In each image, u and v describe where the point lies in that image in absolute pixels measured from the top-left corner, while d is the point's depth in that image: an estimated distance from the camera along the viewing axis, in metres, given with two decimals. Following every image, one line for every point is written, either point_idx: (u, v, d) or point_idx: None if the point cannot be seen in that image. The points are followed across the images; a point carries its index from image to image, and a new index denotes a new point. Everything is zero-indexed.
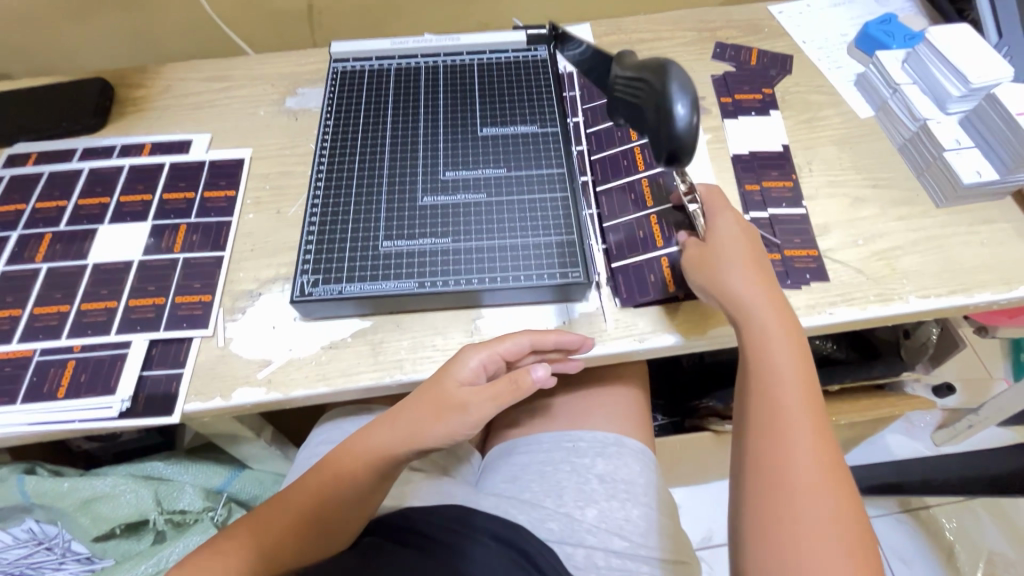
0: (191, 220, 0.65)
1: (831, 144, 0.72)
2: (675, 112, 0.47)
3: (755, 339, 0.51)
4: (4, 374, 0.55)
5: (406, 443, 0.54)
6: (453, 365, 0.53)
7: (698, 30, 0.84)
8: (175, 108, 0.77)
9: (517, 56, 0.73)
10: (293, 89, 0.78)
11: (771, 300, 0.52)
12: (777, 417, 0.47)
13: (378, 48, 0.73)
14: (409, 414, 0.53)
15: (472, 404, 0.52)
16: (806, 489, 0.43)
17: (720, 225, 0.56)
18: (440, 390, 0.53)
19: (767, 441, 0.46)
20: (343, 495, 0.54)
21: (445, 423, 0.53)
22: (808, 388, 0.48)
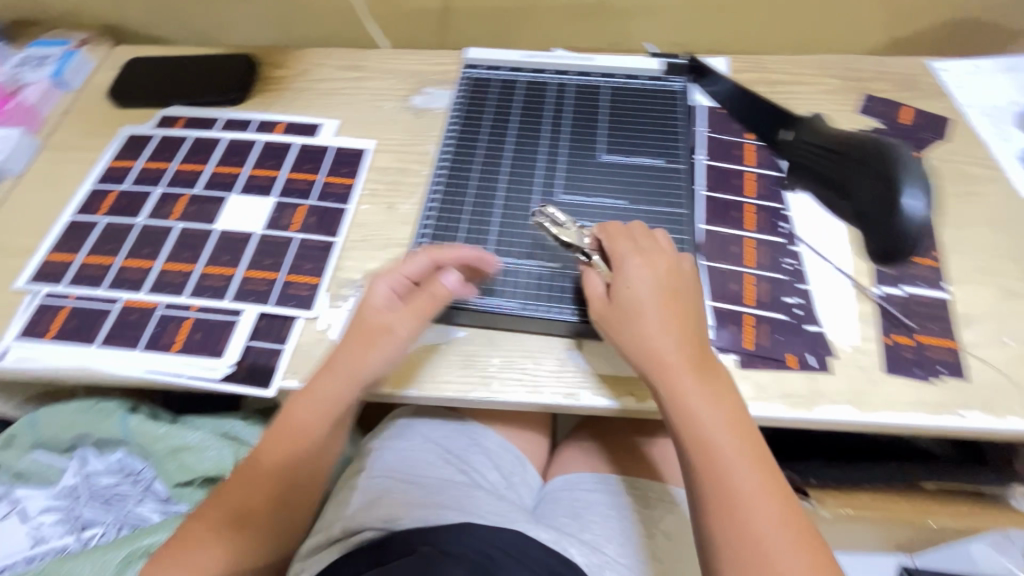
0: (311, 202, 0.68)
1: (986, 225, 0.64)
2: (907, 205, 0.58)
3: (683, 413, 0.48)
4: (130, 320, 0.60)
5: (327, 400, 0.54)
6: (366, 297, 0.55)
7: (845, 78, 0.79)
8: (309, 91, 0.81)
9: (649, 84, 0.71)
10: (420, 87, 0.80)
11: (696, 373, 0.49)
12: (730, 483, 0.45)
13: (510, 59, 0.73)
14: (346, 352, 0.54)
15: (393, 321, 0.54)
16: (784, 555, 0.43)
17: (632, 268, 0.52)
18: (360, 334, 0.54)
19: (738, 531, 0.44)
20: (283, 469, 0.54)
21: (378, 353, 0.54)
22: (742, 429, 0.48)
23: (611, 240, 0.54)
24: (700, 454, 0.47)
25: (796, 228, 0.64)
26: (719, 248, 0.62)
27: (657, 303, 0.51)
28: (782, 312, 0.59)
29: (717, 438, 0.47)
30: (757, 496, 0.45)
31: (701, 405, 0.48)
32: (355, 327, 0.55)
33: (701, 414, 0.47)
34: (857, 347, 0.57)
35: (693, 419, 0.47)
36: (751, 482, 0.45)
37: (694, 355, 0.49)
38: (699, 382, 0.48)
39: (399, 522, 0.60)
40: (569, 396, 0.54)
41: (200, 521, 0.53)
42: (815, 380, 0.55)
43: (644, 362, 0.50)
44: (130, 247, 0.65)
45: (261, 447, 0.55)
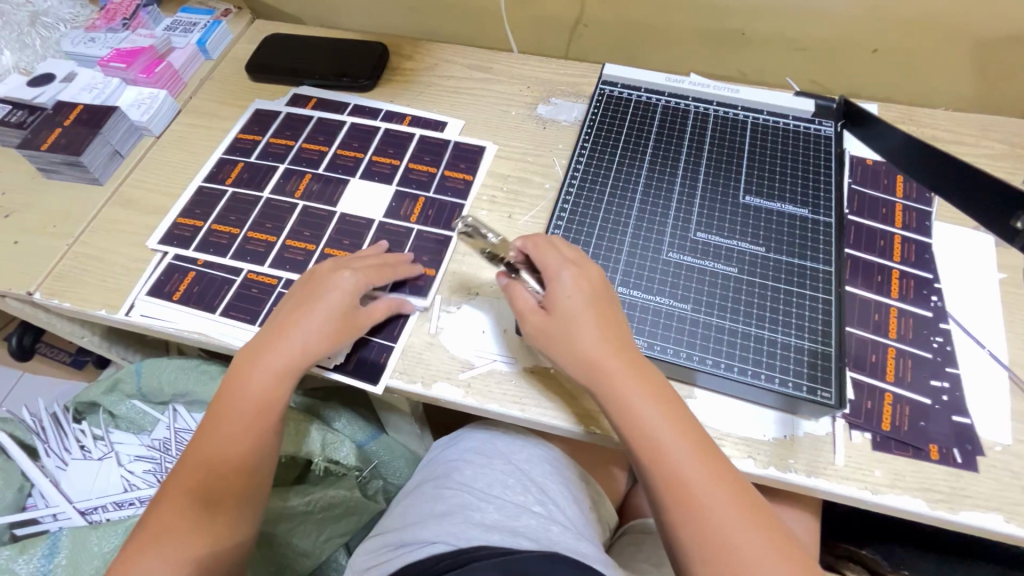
0: (430, 195, 0.68)
1: None
2: None
3: (637, 437, 0.46)
4: (251, 294, 0.61)
5: (282, 370, 0.53)
6: (311, 276, 0.57)
7: (1011, 144, 0.72)
8: (436, 87, 0.81)
9: (796, 124, 0.67)
10: (548, 97, 0.78)
11: (641, 389, 0.47)
12: (675, 472, 0.45)
13: (651, 80, 0.70)
14: (284, 311, 0.55)
15: (335, 280, 0.56)
16: (742, 541, 0.43)
17: (566, 281, 0.51)
18: (334, 325, 0.54)
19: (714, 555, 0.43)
20: (227, 437, 0.52)
21: (315, 303, 0.55)
22: (676, 412, 0.47)
23: (539, 252, 0.53)
24: (647, 458, 0.46)
25: (948, 303, 0.59)
26: (859, 314, 0.58)
27: (589, 304, 0.50)
28: (926, 395, 0.53)
29: (655, 435, 0.46)
30: (705, 481, 0.44)
31: (637, 402, 0.47)
32: (331, 323, 0.54)
33: (632, 406, 0.47)
34: (1010, 448, 0.51)
35: (629, 412, 0.47)
36: (702, 476, 0.45)
37: (626, 364, 0.48)
38: (626, 374, 0.48)
39: (456, 545, 0.57)
40: None
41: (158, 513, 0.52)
42: (960, 478, 0.50)
43: (582, 372, 0.48)
44: (255, 220, 0.67)
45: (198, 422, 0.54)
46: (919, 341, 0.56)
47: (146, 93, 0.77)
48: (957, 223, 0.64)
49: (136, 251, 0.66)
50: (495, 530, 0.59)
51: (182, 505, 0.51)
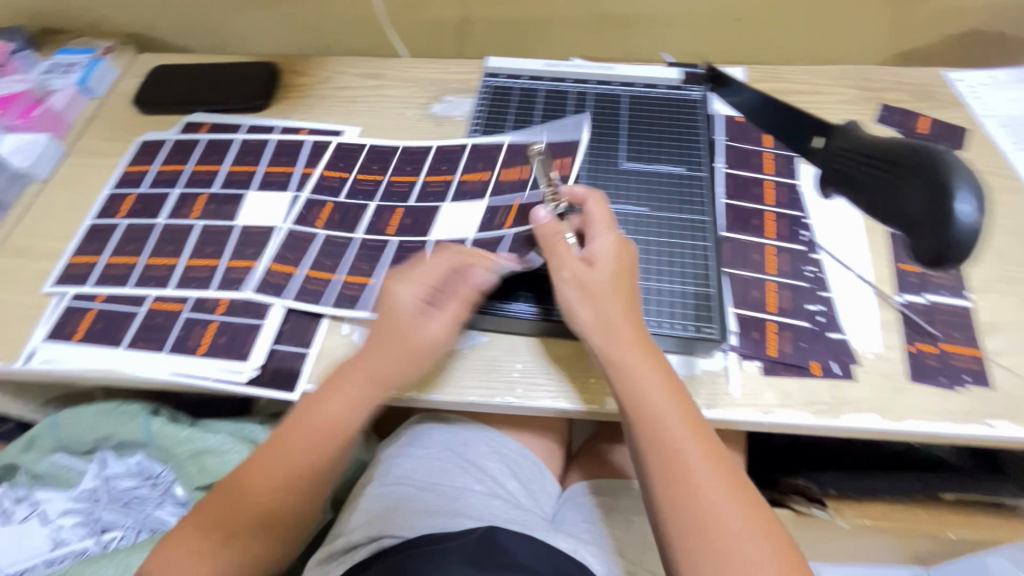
0: (339, 201, 0.69)
1: (1007, 235, 0.64)
2: (959, 209, 0.45)
3: (636, 404, 0.49)
4: (156, 323, 0.61)
5: (337, 398, 0.53)
6: (389, 294, 0.54)
7: (862, 88, 0.79)
8: (331, 98, 0.82)
9: (668, 92, 0.72)
10: (441, 95, 0.81)
11: (648, 363, 0.50)
12: (670, 443, 0.47)
13: (531, 68, 0.74)
14: (375, 337, 0.54)
15: (395, 292, 0.54)
16: (723, 510, 0.45)
17: (601, 252, 0.53)
18: (382, 320, 0.54)
19: (689, 520, 0.45)
20: (278, 472, 0.52)
21: (388, 321, 0.54)
22: (673, 388, 0.50)
23: (586, 218, 0.55)
24: (645, 425, 0.48)
25: (817, 236, 0.64)
26: (740, 256, 0.63)
27: (616, 265, 0.52)
28: (804, 319, 0.59)
29: (657, 405, 0.48)
30: (697, 454, 0.47)
31: (643, 374, 0.49)
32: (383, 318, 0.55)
33: (637, 377, 0.49)
34: (880, 355, 0.57)
35: (626, 380, 0.50)
36: (691, 448, 0.47)
37: (636, 340, 0.51)
38: (636, 349, 0.50)
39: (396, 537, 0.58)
40: (596, 401, 0.55)
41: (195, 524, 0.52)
42: (840, 388, 0.55)
43: (596, 341, 0.51)
44: (153, 245, 0.66)
45: (269, 456, 0.53)
46: (795, 273, 0.61)
47: (26, 138, 0.75)
48: None
49: (30, 298, 0.64)
50: (441, 516, 0.60)
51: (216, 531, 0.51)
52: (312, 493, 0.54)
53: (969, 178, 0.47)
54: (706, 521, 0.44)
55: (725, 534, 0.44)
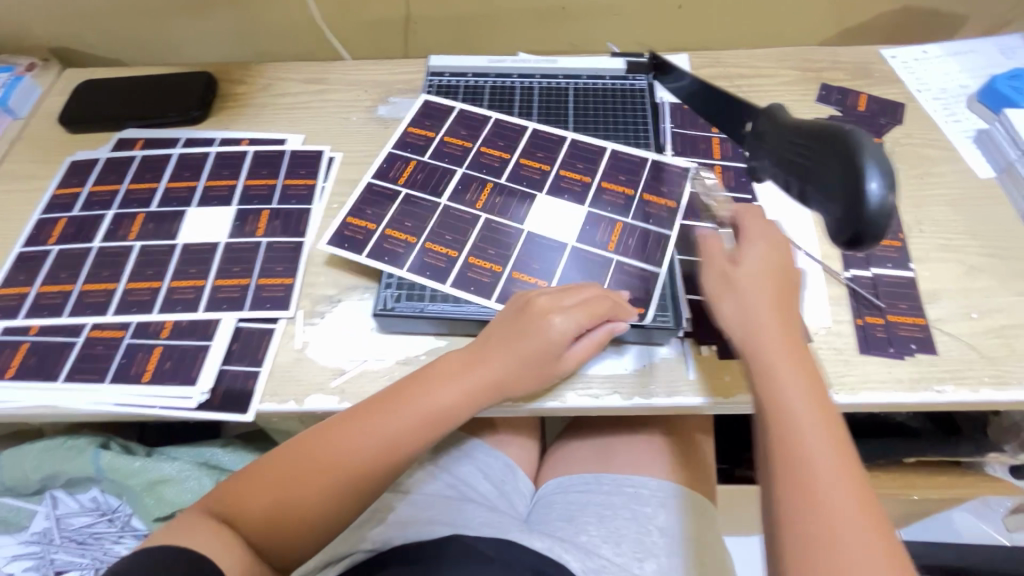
0: (422, 159, 0.66)
1: (945, 205, 0.67)
2: (871, 189, 0.43)
3: (767, 390, 0.46)
4: (96, 353, 0.58)
5: (440, 386, 0.53)
6: (541, 312, 0.53)
7: (803, 69, 0.80)
8: (272, 106, 0.79)
9: (614, 83, 0.73)
10: (386, 97, 0.79)
11: (792, 355, 0.48)
12: (800, 437, 0.44)
13: (475, 65, 0.73)
14: (499, 331, 0.53)
15: (556, 317, 0.52)
16: (844, 522, 0.40)
17: (757, 255, 0.53)
18: (516, 322, 0.53)
19: (808, 519, 0.40)
20: (353, 459, 0.50)
21: (534, 334, 0.52)
22: (816, 386, 0.47)
23: (748, 220, 0.55)
24: (774, 411, 0.45)
25: (765, 216, 0.65)
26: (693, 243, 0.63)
27: (765, 268, 0.52)
28: None
29: (791, 397, 0.46)
30: (832, 460, 0.43)
31: (782, 364, 0.47)
32: (513, 316, 0.54)
33: (774, 365, 0.47)
34: (831, 329, 0.58)
35: (767, 373, 0.47)
36: (823, 451, 0.43)
37: (783, 332, 0.49)
38: (782, 341, 0.48)
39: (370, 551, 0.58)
40: (556, 399, 0.55)
41: (245, 483, 0.50)
42: None
43: (738, 331, 0.50)
44: (88, 271, 0.63)
45: (341, 437, 0.50)
46: None
47: None
48: None
49: None
50: (411, 526, 0.59)
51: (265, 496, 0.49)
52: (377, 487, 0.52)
53: (872, 152, 0.44)
54: (819, 520, 0.40)
55: (833, 534, 0.39)
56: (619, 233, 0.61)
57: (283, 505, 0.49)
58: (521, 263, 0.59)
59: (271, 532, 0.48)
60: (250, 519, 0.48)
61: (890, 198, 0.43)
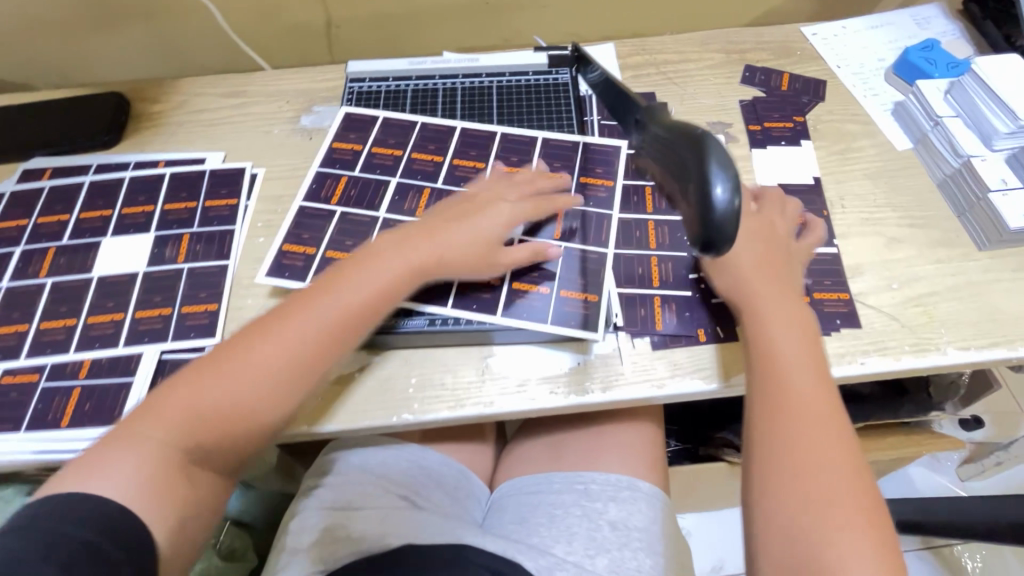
0: (353, 173, 0.64)
1: (866, 178, 0.68)
2: (714, 198, 0.43)
3: (762, 343, 0.51)
4: (10, 400, 0.55)
5: (376, 272, 0.53)
6: (490, 197, 0.59)
7: (727, 51, 0.81)
8: (189, 124, 0.76)
9: (537, 78, 0.73)
10: (309, 107, 0.77)
11: (788, 314, 0.52)
12: (788, 382, 0.48)
13: (395, 68, 0.73)
14: (446, 216, 0.58)
15: (499, 205, 0.58)
16: (823, 458, 0.45)
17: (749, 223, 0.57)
18: (465, 208, 0.58)
19: (788, 452, 0.45)
20: (282, 344, 0.49)
21: (478, 220, 0.57)
22: (811, 343, 0.51)
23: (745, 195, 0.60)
24: (764, 360, 0.50)
25: None
26: (623, 236, 0.63)
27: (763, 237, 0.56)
28: (688, 288, 0.60)
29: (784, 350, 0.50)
30: (818, 404, 0.47)
31: (776, 323, 0.51)
32: (459, 204, 0.59)
33: (767, 321, 0.51)
34: None
35: (761, 328, 0.51)
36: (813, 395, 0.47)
37: (781, 295, 0.53)
38: (777, 302, 0.52)
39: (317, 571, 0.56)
40: (492, 403, 0.55)
41: (167, 397, 0.47)
42: (725, 350, 0.56)
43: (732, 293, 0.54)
44: None
45: (277, 328, 0.50)
46: (677, 244, 0.62)
47: None
48: None
49: None
50: (360, 541, 0.58)
51: (182, 414, 0.46)
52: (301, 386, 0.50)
53: (716, 158, 0.44)
54: (801, 458, 0.45)
55: (814, 469, 0.44)
56: (563, 218, 0.61)
57: (214, 412, 0.47)
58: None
59: (205, 447, 0.47)
60: (180, 431, 0.46)
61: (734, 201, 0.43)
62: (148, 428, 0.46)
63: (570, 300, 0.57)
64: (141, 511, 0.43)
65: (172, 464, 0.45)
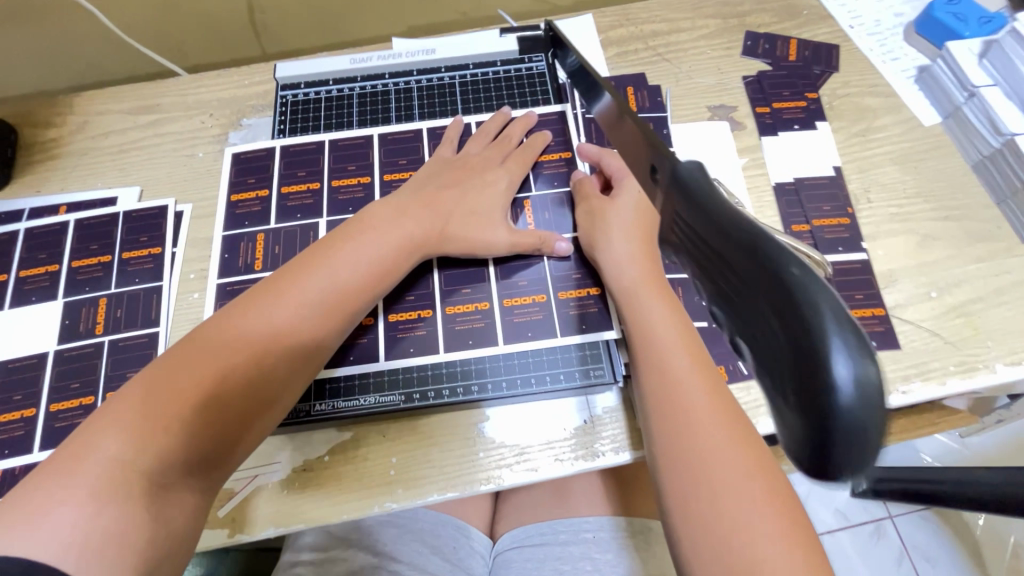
0: (270, 227, 0.54)
1: (892, 163, 0.59)
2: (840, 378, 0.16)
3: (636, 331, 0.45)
4: None
5: (380, 230, 0.48)
6: (473, 155, 0.55)
7: (724, 15, 0.69)
8: (92, 153, 0.63)
9: (507, 69, 0.62)
10: (237, 120, 0.64)
11: (660, 294, 0.46)
12: (663, 368, 0.42)
13: (336, 69, 0.61)
14: (431, 180, 0.53)
15: (490, 167, 0.54)
16: (716, 451, 0.37)
17: (622, 188, 0.52)
18: (451, 173, 0.53)
19: (677, 448, 0.39)
20: (292, 304, 0.43)
21: (471, 182, 0.53)
22: (684, 320, 0.45)
23: (600, 158, 0.54)
24: (641, 349, 0.44)
25: None
26: None
27: (638, 204, 0.51)
28: (702, 317, 0.52)
29: (657, 333, 0.44)
30: (696, 387, 0.41)
31: (644, 302, 0.46)
32: (449, 173, 0.53)
33: (636, 303, 0.46)
34: None
35: (633, 312, 0.46)
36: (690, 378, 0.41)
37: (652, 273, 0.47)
38: (646, 282, 0.47)
39: None
40: (489, 480, 0.47)
41: (158, 378, 0.38)
42: (751, 388, 0.49)
43: (616, 283, 0.48)
44: None
45: (257, 314, 0.42)
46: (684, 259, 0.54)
47: None
48: (693, 118, 0.62)
49: None
50: None
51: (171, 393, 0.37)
52: (314, 351, 0.44)
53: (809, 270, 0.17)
54: (688, 454, 0.38)
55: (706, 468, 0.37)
56: (531, 207, 0.55)
57: (191, 416, 0.37)
58: (448, 293, 0.52)
59: (187, 459, 0.37)
60: (153, 446, 0.35)
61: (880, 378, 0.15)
62: (107, 448, 0.34)
63: (571, 301, 0.51)
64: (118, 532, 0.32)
65: (146, 484, 0.34)
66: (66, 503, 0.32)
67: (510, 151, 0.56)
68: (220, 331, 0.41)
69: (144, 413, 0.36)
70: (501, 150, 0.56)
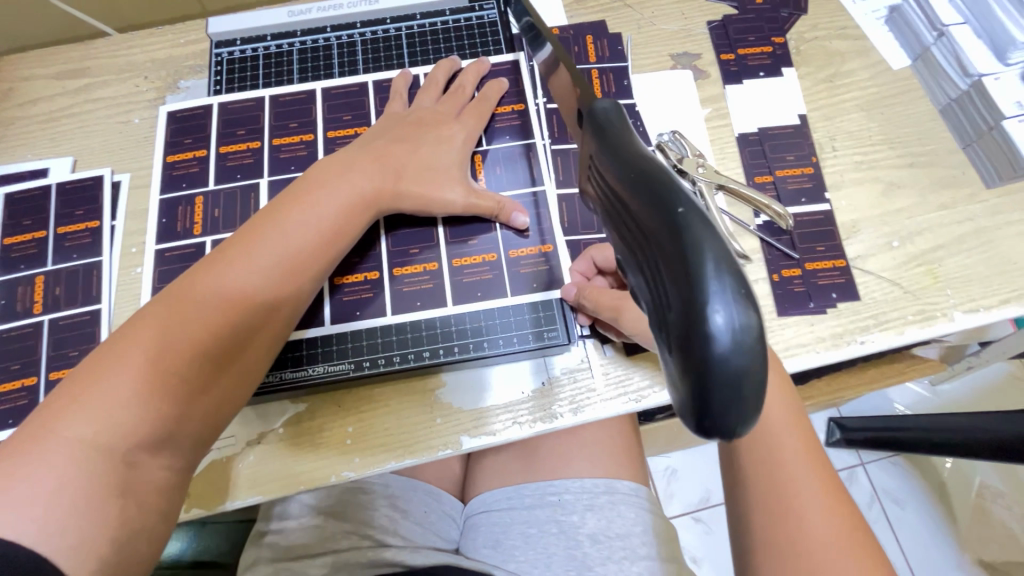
0: (209, 189, 0.51)
1: (859, 110, 0.57)
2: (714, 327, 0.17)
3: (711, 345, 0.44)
4: None
5: (340, 189, 0.45)
6: (424, 108, 0.52)
7: None
8: (17, 122, 0.59)
9: (457, 18, 0.58)
10: (174, 82, 0.60)
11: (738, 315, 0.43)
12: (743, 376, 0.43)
13: (274, 23, 0.57)
14: (383, 136, 0.49)
15: (444, 121, 0.51)
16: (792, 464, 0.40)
17: None
18: (402, 128, 0.50)
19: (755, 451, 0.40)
20: (254, 272, 0.40)
21: (423, 138, 0.50)
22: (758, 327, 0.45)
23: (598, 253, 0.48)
24: None
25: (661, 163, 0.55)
26: (581, 213, 0.52)
27: None
28: None
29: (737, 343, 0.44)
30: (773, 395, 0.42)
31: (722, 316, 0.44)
32: (400, 127, 0.50)
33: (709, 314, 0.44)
34: None
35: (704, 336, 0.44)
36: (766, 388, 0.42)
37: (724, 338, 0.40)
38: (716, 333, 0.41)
39: None
40: (446, 447, 0.46)
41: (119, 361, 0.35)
42: None
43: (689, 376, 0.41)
44: None
45: (213, 284, 0.39)
46: None
47: None
48: (654, 67, 0.60)
49: None
50: None
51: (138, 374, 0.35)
52: (280, 317, 0.42)
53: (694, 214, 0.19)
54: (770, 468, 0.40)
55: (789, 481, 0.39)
56: (484, 164, 0.53)
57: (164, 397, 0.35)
58: (396, 254, 0.50)
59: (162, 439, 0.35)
60: (130, 429, 0.34)
61: (749, 326, 0.17)
62: (79, 435, 0.33)
63: (524, 259, 0.50)
64: (93, 518, 0.31)
65: (116, 469, 0.33)
66: (33, 492, 0.31)
67: (462, 103, 0.53)
68: (177, 304, 0.38)
69: (110, 396, 0.34)
70: (453, 103, 0.53)
